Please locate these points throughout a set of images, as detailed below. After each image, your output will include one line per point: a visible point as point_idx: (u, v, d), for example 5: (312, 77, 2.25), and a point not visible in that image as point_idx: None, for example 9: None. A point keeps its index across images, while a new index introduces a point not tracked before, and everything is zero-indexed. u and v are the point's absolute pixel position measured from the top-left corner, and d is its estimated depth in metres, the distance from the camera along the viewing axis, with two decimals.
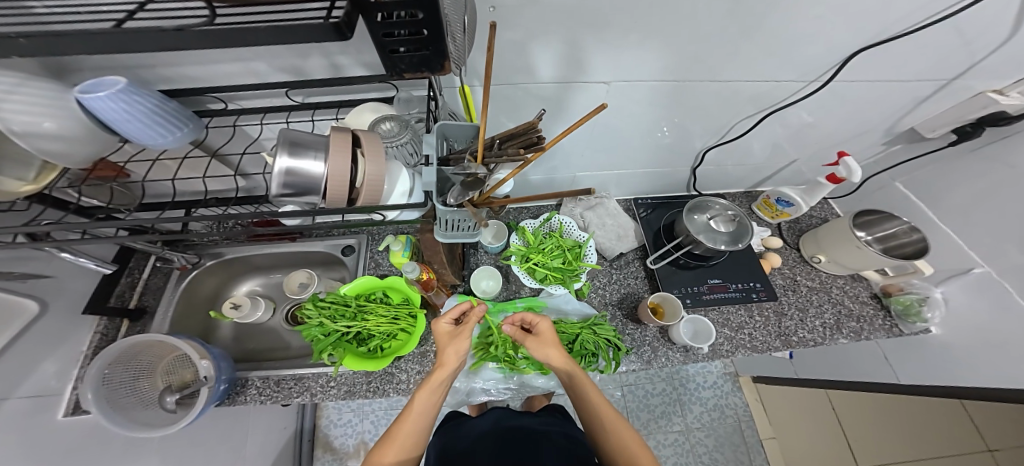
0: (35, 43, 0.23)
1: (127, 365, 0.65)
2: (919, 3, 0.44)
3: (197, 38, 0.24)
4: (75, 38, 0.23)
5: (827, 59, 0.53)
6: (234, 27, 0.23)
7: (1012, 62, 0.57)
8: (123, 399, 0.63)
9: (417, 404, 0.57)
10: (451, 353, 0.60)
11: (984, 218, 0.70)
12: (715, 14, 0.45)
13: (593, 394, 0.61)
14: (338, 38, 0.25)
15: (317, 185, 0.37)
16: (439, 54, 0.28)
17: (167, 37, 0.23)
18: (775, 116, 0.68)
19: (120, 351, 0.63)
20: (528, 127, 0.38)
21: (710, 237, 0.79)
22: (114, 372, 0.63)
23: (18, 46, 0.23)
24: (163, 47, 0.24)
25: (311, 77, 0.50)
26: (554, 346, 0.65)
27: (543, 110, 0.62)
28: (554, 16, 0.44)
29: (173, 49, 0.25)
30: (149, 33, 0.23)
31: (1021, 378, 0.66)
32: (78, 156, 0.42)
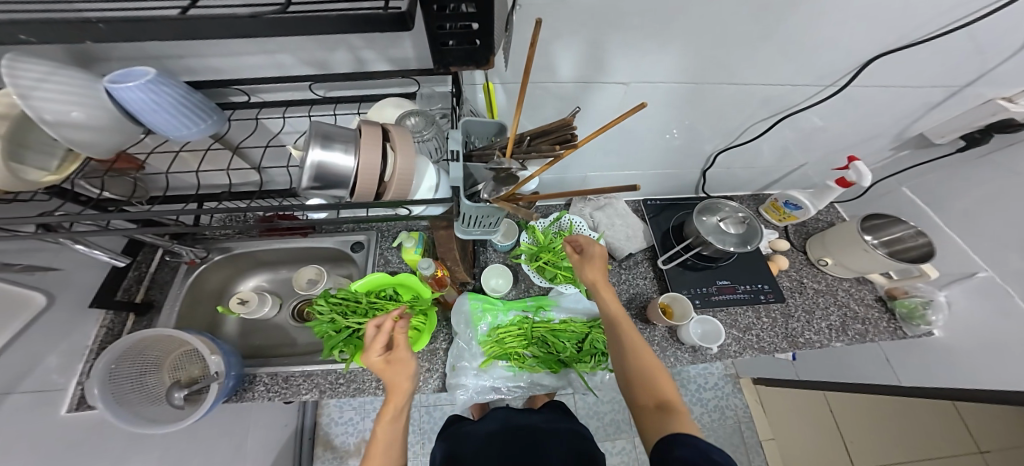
0: (112, 29, 0.24)
1: (134, 360, 0.64)
2: (939, 11, 0.45)
3: (267, 24, 0.24)
4: (152, 24, 0.24)
5: (845, 64, 0.55)
6: (306, 17, 0.24)
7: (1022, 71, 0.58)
8: (130, 395, 0.62)
9: (383, 436, 0.53)
10: (401, 379, 0.54)
11: (989, 223, 0.72)
12: (740, 19, 0.46)
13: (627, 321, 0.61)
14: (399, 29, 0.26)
15: (347, 179, 0.37)
16: (487, 47, 0.29)
17: (239, 23, 0.24)
18: (788, 120, 0.69)
19: (127, 346, 0.62)
20: (563, 124, 0.38)
21: (719, 238, 0.80)
22: (121, 368, 0.62)
23: (87, 29, 0.24)
24: (232, 33, 0.25)
25: (335, 71, 0.51)
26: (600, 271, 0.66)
27: (577, 107, 0.63)
28: (584, 16, 0.45)
29: (243, 36, 0.26)
30: (223, 20, 0.24)
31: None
32: (105, 144, 0.41)
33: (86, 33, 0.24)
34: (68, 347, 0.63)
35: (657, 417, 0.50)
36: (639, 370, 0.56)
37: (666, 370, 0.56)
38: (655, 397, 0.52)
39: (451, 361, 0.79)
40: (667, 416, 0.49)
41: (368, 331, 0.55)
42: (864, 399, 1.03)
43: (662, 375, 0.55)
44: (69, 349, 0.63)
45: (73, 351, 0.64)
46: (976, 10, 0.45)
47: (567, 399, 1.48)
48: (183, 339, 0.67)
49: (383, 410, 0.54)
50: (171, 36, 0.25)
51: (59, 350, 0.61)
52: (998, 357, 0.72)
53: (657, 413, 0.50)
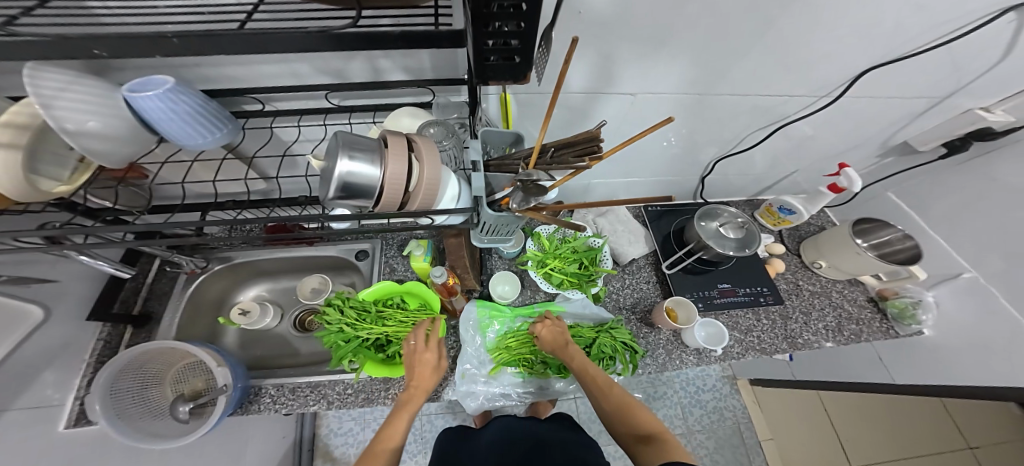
0: (184, 43, 0.25)
1: (135, 374, 0.62)
2: (925, 27, 0.49)
3: (331, 38, 0.26)
4: (223, 38, 0.25)
5: (840, 76, 0.58)
6: (371, 34, 0.26)
7: (997, 83, 0.63)
8: (133, 409, 0.60)
9: (396, 428, 0.61)
10: (428, 370, 0.67)
11: (971, 226, 0.76)
12: (746, 33, 0.49)
13: (597, 369, 0.70)
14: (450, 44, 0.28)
15: (374, 188, 0.38)
16: (527, 62, 0.30)
17: (306, 37, 0.25)
18: (784, 129, 0.73)
19: (129, 360, 0.60)
20: (588, 136, 0.40)
21: (719, 242, 0.82)
22: (122, 383, 0.60)
23: (152, 41, 0.24)
24: (295, 46, 0.26)
25: (351, 80, 0.50)
26: (559, 339, 0.76)
27: (605, 121, 0.66)
28: (599, 29, 0.47)
29: (305, 50, 0.27)
30: (292, 34, 0.25)
31: (1012, 376, 0.71)
32: (119, 151, 0.39)
33: (147, 44, 0.25)
34: (65, 361, 0.60)
35: (644, 450, 0.57)
36: (618, 409, 0.64)
37: (641, 404, 0.65)
38: (642, 430, 0.60)
39: (460, 369, 0.79)
40: (655, 444, 0.56)
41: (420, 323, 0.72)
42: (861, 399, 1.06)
43: (643, 411, 0.63)
44: (67, 362, 0.61)
45: (70, 365, 0.61)
46: (954, 29, 0.50)
47: (569, 405, 1.48)
48: (186, 351, 0.65)
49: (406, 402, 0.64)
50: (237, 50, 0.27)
51: (55, 365, 0.58)
52: (985, 353, 0.76)
53: (646, 444, 0.58)
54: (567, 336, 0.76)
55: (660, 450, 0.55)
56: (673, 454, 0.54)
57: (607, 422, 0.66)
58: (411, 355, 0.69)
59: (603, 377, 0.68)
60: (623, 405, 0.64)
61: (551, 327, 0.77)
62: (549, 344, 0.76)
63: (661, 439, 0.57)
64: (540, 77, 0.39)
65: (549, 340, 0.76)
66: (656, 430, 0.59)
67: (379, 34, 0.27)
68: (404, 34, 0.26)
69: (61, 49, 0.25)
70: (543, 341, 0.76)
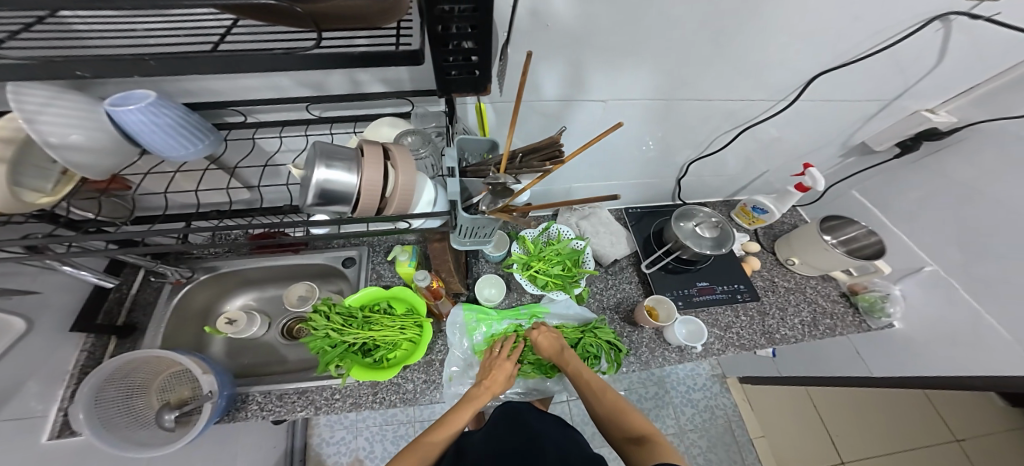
0: (160, 65, 0.27)
1: (120, 384, 0.62)
2: (864, 35, 0.53)
3: (300, 59, 0.28)
4: (193, 61, 0.26)
5: (793, 81, 0.62)
6: (333, 54, 0.27)
7: (938, 87, 0.68)
8: (118, 419, 0.60)
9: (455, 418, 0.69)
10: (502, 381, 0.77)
11: (932, 221, 0.80)
12: (701, 42, 0.52)
13: (591, 373, 0.73)
14: (411, 63, 0.30)
15: (350, 195, 0.39)
16: (486, 76, 0.32)
17: (275, 59, 0.27)
18: (749, 131, 0.76)
19: (114, 369, 0.60)
20: (550, 142, 0.42)
21: (697, 242, 0.85)
22: (106, 393, 0.60)
23: (127, 65, 0.26)
24: (265, 67, 0.28)
25: (331, 93, 0.52)
26: (554, 344, 0.78)
27: (563, 128, 0.69)
28: (564, 40, 0.50)
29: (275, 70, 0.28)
30: (261, 55, 0.27)
31: (978, 365, 0.75)
32: (104, 165, 0.41)
33: (120, 65, 0.26)
34: (48, 371, 0.60)
35: (636, 451, 0.60)
36: (612, 413, 0.67)
37: (633, 406, 0.68)
38: (634, 432, 0.63)
39: (447, 371, 0.80)
40: (647, 446, 0.60)
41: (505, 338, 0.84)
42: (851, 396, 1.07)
43: (636, 414, 0.66)
44: (49, 374, 0.60)
45: (53, 376, 0.61)
46: (887, 38, 0.54)
47: (562, 408, 1.49)
48: (172, 359, 0.66)
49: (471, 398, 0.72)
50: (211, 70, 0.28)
51: (37, 377, 0.58)
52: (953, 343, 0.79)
53: (638, 446, 0.61)
54: (561, 342, 0.79)
55: (653, 451, 0.58)
56: (664, 456, 0.57)
57: (600, 421, 0.70)
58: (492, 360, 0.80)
59: (597, 380, 0.71)
60: (617, 409, 0.67)
61: (545, 333, 0.79)
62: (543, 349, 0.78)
63: (653, 440, 0.60)
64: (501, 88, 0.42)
65: (545, 346, 0.79)
66: (648, 433, 0.62)
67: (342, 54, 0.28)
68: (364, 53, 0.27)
69: (42, 70, 0.26)
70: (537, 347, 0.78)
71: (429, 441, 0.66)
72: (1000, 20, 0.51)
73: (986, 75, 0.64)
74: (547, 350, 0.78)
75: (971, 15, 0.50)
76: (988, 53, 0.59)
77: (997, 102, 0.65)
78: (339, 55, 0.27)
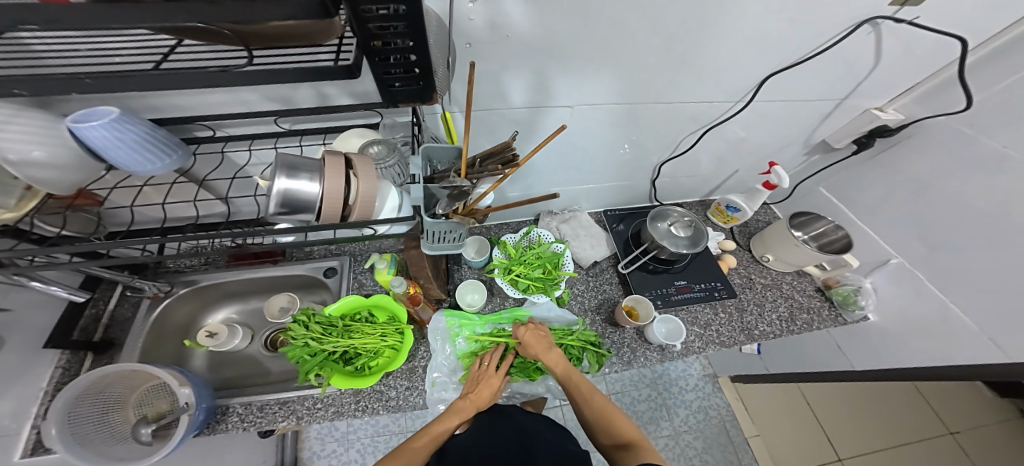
0: (97, 82, 0.28)
1: (94, 400, 0.61)
2: (806, 36, 0.56)
3: (238, 76, 0.30)
4: (135, 79, 0.28)
5: (746, 83, 0.65)
6: (268, 70, 0.29)
7: (884, 85, 0.71)
8: (93, 435, 0.59)
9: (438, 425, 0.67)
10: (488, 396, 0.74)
11: (896, 215, 0.83)
12: (655, 48, 0.55)
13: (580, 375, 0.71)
14: (348, 76, 0.31)
15: (313, 204, 0.40)
16: (430, 86, 0.35)
17: (211, 76, 0.29)
18: (715, 133, 0.79)
19: (87, 385, 0.59)
20: (503, 147, 0.47)
21: (673, 242, 0.88)
22: (80, 409, 0.59)
23: (79, 82, 0.28)
24: (202, 84, 0.29)
25: (299, 106, 0.54)
26: (542, 344, 0.76)
27: (516, 132, 0.69)
28: (522, 50, 0.52)
29: (214, 85, 0.30)
30: (198, 74, 0.29)
31: (951, 354, 0.76)
32: (68, 180, 0.41)
33: (60, 84, 0.28)
34: (23, 388, 0.59)
35: (623, 456, 0.59)
36: (601, 417, 0.66)
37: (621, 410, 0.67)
38: (621, 437, 0.63)
39: (430, 377, 0.79)
40: (633, 451, 0.59)
41: (495, 350, 0.82)
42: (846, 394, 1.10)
43: (624, 419, 0.66)
44: (23, 392, 0.59)
45: (27, 394, 0.60)
46: (825, 40, 0.57)
47: (555, 413, 1.49)
48: (148, 373, 0.65)
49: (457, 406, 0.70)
50: (160, 87, 0.30)
51: (12, 394, 0.57)
52: (925, 334, 0.81)
53: (624, 451, 0.61)
54: (550, 342, 0.77)
55: (638, 456, 0.58)
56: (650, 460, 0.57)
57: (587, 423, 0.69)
58: (480, 373, 0.79)
59: (585, 384, 0.70)
60: (605, 413, 0.66)
61: (533, 332, 0.78)
62: (530, 350, 0.77)
63: (639, 445, 0.60)
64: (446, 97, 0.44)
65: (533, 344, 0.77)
66: (634, 438, 0.62)
67: (279, 69, 0.30)
68: (298, 69, 0.29)
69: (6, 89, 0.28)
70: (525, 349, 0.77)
71: (410, 449, 0.62)
72: (921, 24, 0.56)
73: (924, 74, 0.70)
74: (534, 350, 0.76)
75: (896, 19, 0.55)
76: (920, 55, 0.64)
77: (937, 99, 0.70)
78: (273, 71, 0.29)
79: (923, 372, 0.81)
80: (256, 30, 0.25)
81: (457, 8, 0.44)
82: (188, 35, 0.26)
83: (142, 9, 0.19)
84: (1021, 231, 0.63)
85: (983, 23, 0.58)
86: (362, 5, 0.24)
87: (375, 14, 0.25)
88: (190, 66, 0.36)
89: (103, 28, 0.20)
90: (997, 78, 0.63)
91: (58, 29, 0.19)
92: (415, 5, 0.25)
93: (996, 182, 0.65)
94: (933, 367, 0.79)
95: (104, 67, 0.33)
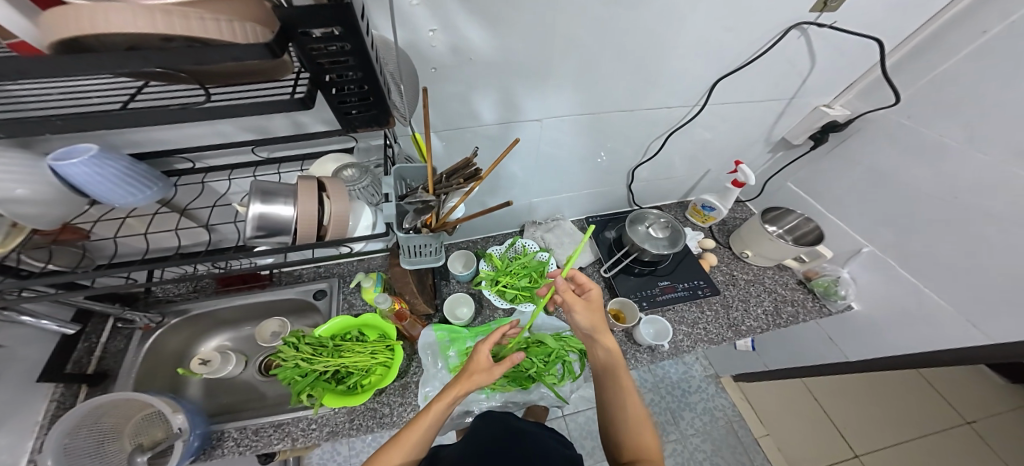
0: (69, 122, 0.31)
1: (89, 430, 0.61)
2: (745, 42, 0.60)
3: (199, 113, 0.32)
4: (113, 118, 0.31)
5: (699, 87, 0.69)
6: (225, 105, 0.32)
7: (827, 85, 0.77)
8: None
9: (433, 409, 0.58)
10: (479, 379, 0.62)
11: (859, 204, 0.86)
12: (610, 60, 0.58)
13: (628, 373, 0.63)
14: (301, 107, 0.34)
15: (288, 226, 0.42)
16: (384, 112, 0.38)
17: (174, 114, 0.31)
18: (681, 136, 0.82)
19: (81, 416, 0.59)
20: (466, 162, 0.50)
21: (653, 244, 0.91)
22: (75, 440, 0.59)
23: (64, 123, 0.30)
24: (166, 121, 0.32)
25: (276, 135, 0.57)
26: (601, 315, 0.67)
27: (476, 148, 0.70)
28: (486, 72, 0.55)
29: (178, 121, 0.33)
30: (160, 111, 0.31)
31: (939, 338, 0.77)
32: (52, 215, 0.43)
33: (37, 125, 0.30)
34: (18, 422, 0.60)
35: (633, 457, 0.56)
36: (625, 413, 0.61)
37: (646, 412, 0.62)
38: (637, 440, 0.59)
39: (421, 392, 0.78)
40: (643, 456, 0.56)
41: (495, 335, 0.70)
42: (850, 386, 1.10)
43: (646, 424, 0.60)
44: (19, 426, 0.60)
45: (23, 428, 0.60)
46: (766, 43, 0.62)
47: (558, 424, 1.47)
48: (142, 401, 0.65)
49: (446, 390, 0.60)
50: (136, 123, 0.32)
51: (8, 429, 0.58)
52: (906, 319, 0.82)
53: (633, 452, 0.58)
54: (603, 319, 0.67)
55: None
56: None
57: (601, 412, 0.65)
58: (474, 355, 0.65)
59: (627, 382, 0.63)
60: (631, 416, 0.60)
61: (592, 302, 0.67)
62: (590, 313, 0.66)
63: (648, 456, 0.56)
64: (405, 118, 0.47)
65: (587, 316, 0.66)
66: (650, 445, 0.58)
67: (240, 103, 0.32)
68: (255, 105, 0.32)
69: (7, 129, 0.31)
70: (585, 308, 0.65)
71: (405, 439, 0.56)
72: (840, 27, 0.62)
73: (862, 71, 0.75)
74: (595, 316, 0.66)
75: (818, 24, 0.60)
76: (851, 52, 0.69)
77: (879, 94, 0.75)
78: (236, 107, 0.32)
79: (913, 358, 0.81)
80: (210, 68, 0.28)
81: (418, 37, 0.47)
82: (151, 78, 0.29)
83: (104, 58, 0.22)
84: (977, 212, 0.66)
85: (897, 24, 0.64)
86: (310, 43, 0.27)
87: (323, 51, 0.28)
88: (161, 103, 0.39)
89: (65, 74, 0.22)
90: (923, 72, 0.68)
91: (29, 77, 0.22)
92: (359, 43, 0.28)
93: (943, 167, 0.69)
94: (925, 352, 0.79)
95: (79, 107, 0.36)
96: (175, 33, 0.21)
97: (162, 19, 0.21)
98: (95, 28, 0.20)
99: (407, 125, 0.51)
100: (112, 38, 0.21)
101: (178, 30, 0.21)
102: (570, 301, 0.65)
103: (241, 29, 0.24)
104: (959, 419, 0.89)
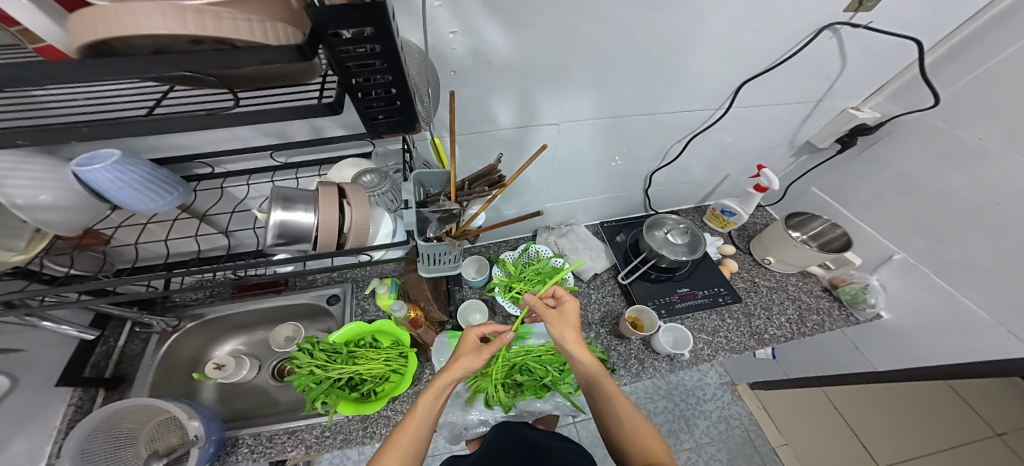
0: (100, 129, 0.30)
1: (105, 435, 0.61)
2: (772, 44, 0.59)
3: (223, 119, 0.32)
4: (141, 123, 0.30)
5: (722, 90, 0.67)
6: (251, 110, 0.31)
7: (856, 85, 0.74)
8: None
9: (418, 410, 0.56)
10: (466, 362, 0.61)
11: (888, 209, 0.83)
12: (631, 63, 0.57)
13: (614, 385, 0.61)
14: (330, 112, 0.33)
15: (309, 233, 0.41)
16: (410, 118, 0.37)
17: (199, 119, 0.31)
18: (700, 139, 0.81)
19: (99, 421, 0.60)
20: (490, 168, 0.49)
21: (671, 250, 0.89)
22: (92, 444, 0.59)
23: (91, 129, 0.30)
24: (190, 126, 0.32)
25: (294, 139, 0.56)
26: (574, 327, 0.65)
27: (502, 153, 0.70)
28: (505, 76, 0.55)
29: (204, 127, 0.32)
30: (186, 117, 0.31)
31: (977, 350, 0.73)
32: (74, 222, 0.43)
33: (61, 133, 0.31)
34: (35, 428, 0.60)
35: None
36: (624, 423, 0.59)
37: (646, 420, 0.59)
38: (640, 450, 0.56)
39: None
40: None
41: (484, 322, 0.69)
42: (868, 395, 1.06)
43: (648, 433, 0.57)
44: (37, 430, 0.60)
45: (41, 433, 0.60)
46: (792, 47, 0.60)
47: (569, 431, 1.44)
48: (159, 407, 0.65)
49: (430, 385, 0.59)
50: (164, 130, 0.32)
51: (27, 435, 0.58)
52: (940, 329, 0.79)
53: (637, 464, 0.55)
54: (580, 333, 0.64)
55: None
56: None
57: (600, 423, 0.63)
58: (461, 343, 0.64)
59: (619, 393, 0.60)
60: (631, 427, 0.58)
61: (574, 307, 0.66)
62: (562, 325, 0.64)
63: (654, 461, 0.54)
64: (428, 122, 0.46)
65: (568, 317, 0.65)
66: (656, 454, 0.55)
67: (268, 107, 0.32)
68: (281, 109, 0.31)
69: (31, 137, 0.30)
70: (557, 319, 0.64)
71: (393, 447, 0.53)
72: (876, 27, 0.60)
73: (889, 76, 0.74)
74: (567, 327, 0.64)
75: (851, 24, 0.58)
76: (883, 53, 0.67)
77: (911, 95, 0.72)
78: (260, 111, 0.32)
79: (947, 368, 0.77)
80: (237, 72, 0.28)
81: (439, 40, 0.47)
82: (179, 82, 0.29)
83: (127, 62, 0.21)
84: (1019, 216, 0.63)
85: (932, 24, 0.62)
86: (339, 46, 0.26)
87: (352, 54, 0.27)
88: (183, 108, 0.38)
89: (94, 80, 0.22)
90: (959, 72, 0.65)
91: (54, 81, 0.21)
92: (389, 45, 0.27)
93: (979, 170, 0.66)
94: (958, 363, 0.76)
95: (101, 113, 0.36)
96: (207, 33, 0.21)
97: (194, 19, 0.20)
98: (114, 29, 0.19)
99: (428, 129, 0.50)
100: (139, 40, 0.21)
101: (209, 31, 0.21)
102: (543, 314, 0.65)
103: (273, 30, 0.24)
104: (987, 429, 0.82)
